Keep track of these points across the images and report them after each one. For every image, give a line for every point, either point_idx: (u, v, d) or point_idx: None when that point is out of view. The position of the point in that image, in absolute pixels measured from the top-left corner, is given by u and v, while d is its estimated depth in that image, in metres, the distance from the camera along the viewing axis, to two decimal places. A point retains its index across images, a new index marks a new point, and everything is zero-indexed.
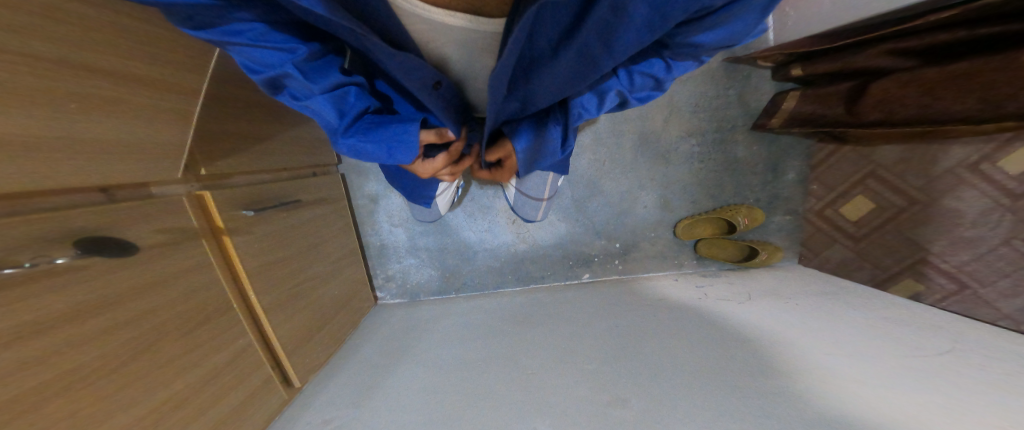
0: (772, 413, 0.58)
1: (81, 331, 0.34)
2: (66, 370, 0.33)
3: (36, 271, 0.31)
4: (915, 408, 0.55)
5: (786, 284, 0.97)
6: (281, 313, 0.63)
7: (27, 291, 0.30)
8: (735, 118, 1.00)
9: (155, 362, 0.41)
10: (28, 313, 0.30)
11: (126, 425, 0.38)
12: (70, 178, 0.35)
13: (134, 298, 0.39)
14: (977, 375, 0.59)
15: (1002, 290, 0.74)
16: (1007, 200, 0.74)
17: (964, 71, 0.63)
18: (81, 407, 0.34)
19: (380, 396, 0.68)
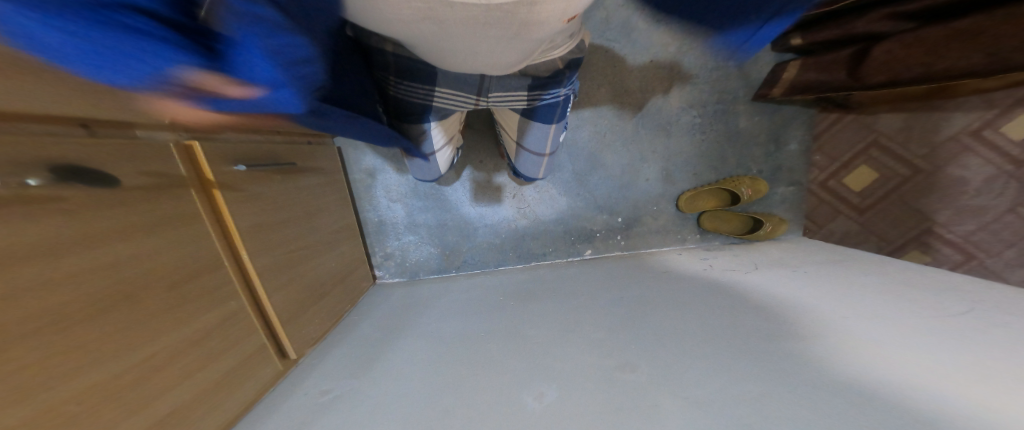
0: (789, 376, 0.56)
1: (62, 270, 0.32)
2: (46, 307, 0.31)
3: (13, 195, 0.28)
4: (939, 366, 0.53)
5: (791, 254, 0.96)
6: (276, 279, 0.61)
7: (10, 213, 0.28)
8: (735, 89, 1.01)
9: (145, 314, 0.39)
10: (12, 238, 0.28)
11: (103, 379, 0.35)
12: (56, 107, 0.33)
13: (115, 242, 0.37)
14: (999, 332, 0.58)
15: (1009, 260, 0.74)
16: (1010, 166, 0.74)
17: (966, 29, 0.59)
18: (56, 353, 0.31)
19: (380, 367, 0.66)
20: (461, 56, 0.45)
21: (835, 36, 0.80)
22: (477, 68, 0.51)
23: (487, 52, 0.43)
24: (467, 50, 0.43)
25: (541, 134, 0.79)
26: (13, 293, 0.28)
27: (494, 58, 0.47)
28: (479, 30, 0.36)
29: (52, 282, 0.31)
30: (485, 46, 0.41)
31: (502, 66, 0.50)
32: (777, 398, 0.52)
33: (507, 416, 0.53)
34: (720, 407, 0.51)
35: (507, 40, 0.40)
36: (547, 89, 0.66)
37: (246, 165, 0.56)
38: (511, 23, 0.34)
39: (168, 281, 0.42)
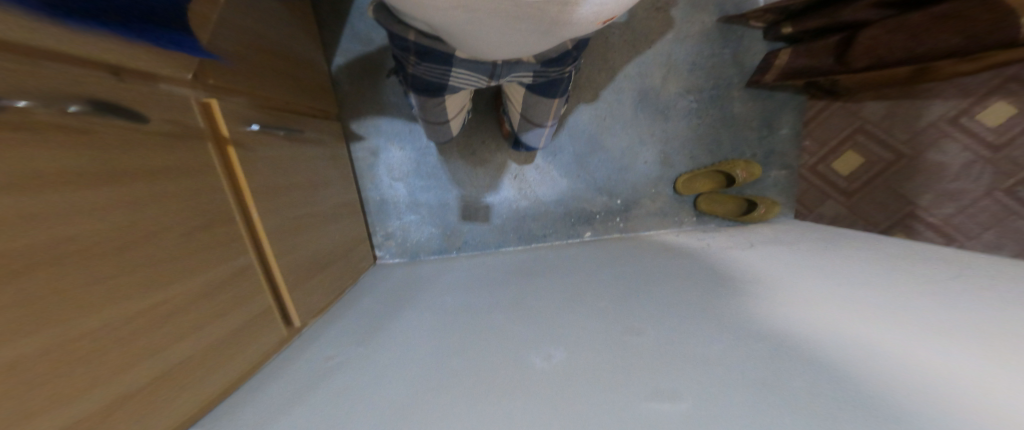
0: (794, 335, 0.56)
1: (100, 197, 0.33)
2: (83, 229, 0.31)
3: (45, 121, 0.28)
4: (939, 324, 0.54)
5: (782, 233, 1.01)
6: (282, 241, 0.61)
7: (39, 136, 0.28)
8: (730, 75, 1.06)
9: (158, 259, 0.38)
10: (45, 161, 0.28)
11: (118, 318, 0.34)
12: (93, 49, 0.34)
13: (135, 182, 0.36)
14: (993, 295, 0.60)
15: (986, 242, 0.77)
16: (987, 152, 0.79)
17: (948, 13, 0.62)
18: (80, 283, 0.31)
19: (384, 336, 0.65)
20: (485, 45, 0.47)
21: (823, 25, 0.85)
22: (499, 55, 0.53)
23: (514, 42, 0.45)
24: (494, 40, 0.44)
25: (546, 107, 0.82)
26: (52, 209, 0.29)
27: (518, 47, 0.48)
28: (511, 21, 0.38)
29: (92, 206, 0.32)
30: (516, 37, 0.43)
31: (523, 53, 0.52)
32: (789, 359, 0.52)
33: (520, 374, 0.52)
34: (728, 368, 0.50)
35: (534, 33, 0.41)
36: (555, 66, 0.67)
37: (259, 126, 0.59)
38: (544, 17, 0.36)
39: (185, 226, 0.42)
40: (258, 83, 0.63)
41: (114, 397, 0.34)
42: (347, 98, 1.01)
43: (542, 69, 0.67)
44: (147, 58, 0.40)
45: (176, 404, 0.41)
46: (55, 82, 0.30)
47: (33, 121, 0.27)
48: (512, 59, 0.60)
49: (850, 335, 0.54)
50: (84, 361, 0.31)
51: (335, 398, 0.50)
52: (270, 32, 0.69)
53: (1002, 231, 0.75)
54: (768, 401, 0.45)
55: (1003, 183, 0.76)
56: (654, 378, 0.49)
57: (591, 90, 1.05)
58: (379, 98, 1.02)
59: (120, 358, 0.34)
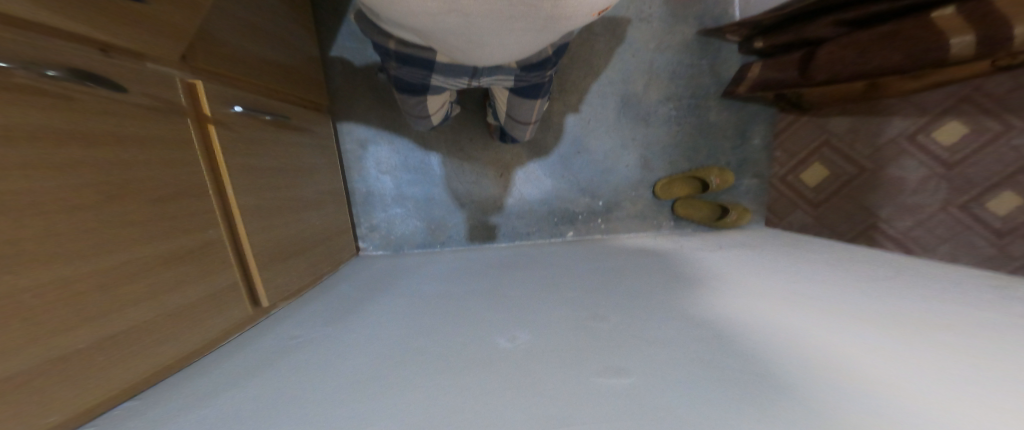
0: (745, 322, 0.59)
1: (70, 157, 0.35)
2: (48, 185, 0.33)
3: (15, 83, 0.31)
4: (876, 317, 0.59)
5: (752, 239, 1.05)
6: (257, 220, 0.63)
7: (8, 94, 0.30)
8: (707, 86, 1.11)
9: (124, 222, 0.40)
10: (13, 118, 0.30)
11: (73, 274, 0.35)
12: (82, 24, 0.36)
13: (105, 150, 0.38)
14: (936, 303, 0.64)
15: (942, 255, 0.83)
16: (942, 169, 0.83)
17: (891, 33, 0.68)
18: (41, 235, 0.32)
19: (356, 318, 0.67)
20: (487, 52, 0.52)
21: (791, 40, 0.90)
22: (502, 61, 0.58)
23: (513, 45, 0.50)
24: (494, 46, 0.49)
25: (530, 107, 0.84)
26: (16, 162, 0.30)
27: (515, 50, 0.53)
28: (506, 25, 0.42)
29: (59, 164, 0.34)
30: (514, 36, 0.47)
31: (522, 54, 0.57)
32: (727, 343, 0.53)
33: (484, 355, 0.53)
34: (676, 348, 0.53)
35: (525, 34, 0.46)
36: (536, 72, 0.69)
37: (243, 107, 0.61)
38: (535, 17, 0.40)
39: (154, 193, 0.44)
40: (250, 69, 0.65)
41: (66, 351, 0.35)
42: (338, 92, 1.03)
43: (523, 74, 0.69)
44: (133, 36, 0.43)
45: (130, 367, 0.42)
46: (33, 47, 0.32)
47: (9, 83, 0.30)
48: (493, 64, 0.62)
49: (804, 328, 0.56)
50: (41, 309, 0.33)
51: (292, 371, 0.51)
52: (266, 24, 0.72)
53: (956, 246, 0.81)
54: (722, 382, 0.46)
55: (958, 199, 0.81)
56: (607, 358, 0.51)
57: (578, 94, 1.09)
58: (370, 92, 1.04)
59: (74, 314, 0.35)
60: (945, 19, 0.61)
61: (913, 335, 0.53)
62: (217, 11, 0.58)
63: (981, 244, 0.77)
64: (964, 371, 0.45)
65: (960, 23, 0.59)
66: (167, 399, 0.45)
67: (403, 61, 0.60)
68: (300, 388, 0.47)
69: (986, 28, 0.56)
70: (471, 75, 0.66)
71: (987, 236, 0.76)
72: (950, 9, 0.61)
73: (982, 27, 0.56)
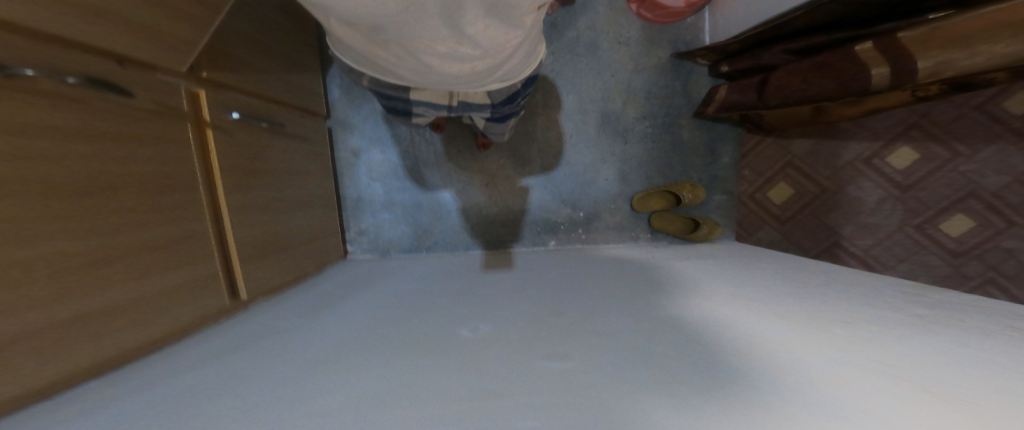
0: (690, 320, 0.63)
1: (77, 150, 0.40)
2: (56, 175, 0.38)
3: (39, 88, 0.36)
4: (813, 313, 0.64)
5: (719, 250, 1.11)
6: (244, 217, 0.68)
7: (31, 96, 0.36)
8: (680, 106, 1.19)
9: (117, 210, 0.45)
10: (34, 117, 0.36)
11: (65, 253, 0.40)
12: (101, 41, 0.42)
13: (107, 145, 0.44)
14: (873, 300, 0.68)
15: (900, 273, 0.87)
16: (897, 191, 0.89)
17: (825, 62, 0.77)
18: (47, 218, 0.37)
19: (331, 310, 0.71)
20: (442, 60, 0.49)
21: (749, 65, 0.99)
22: (464, 77, 0.56)
23: (468, 49, 0.47)
24: (447, 50, 0.46)
25: (502, 127, 0.94)
26: (25, 155, 0.35)
27: (471, 61, 0.51)
28: (455, 17, 0.39)
29: (68, 156, 0.39)
30: (480, 55, 0.50)
31: (481, 70, 0.55)
32: (663, 333, 0.59)
33: (444, 342, 0.58)
34: (618, 336, 0.59)
35: (476, 30, 0.43)
36: (508, 105, 0.80)
37: (241, 114, 0.67)
38: (488, 26, 0.43)
39: (145, 186, 0.49)
40: (251, 79, 0.72)
41: (51, 323, 0.39)
42: (335, 103, 1.10)
43: (497, 109, 0.80)
44: (147, 52, 0.49)
45: (97, 345, 0.45)
46: (56, 57, 0.38)
47: (36, 87, 0.36)
48: (465, 101, 0.74)
49: (737, 320, 0.62)
50: (36, 281, 0.37)
51: (258, 355, 0.55)
52: (272, 41, 0.79)
53: (912, 265, 0.85)
54: (661, 367, 0.50)
55: (913, 220, 0.86)
56: (553, 345, 0.56)
57: (559, 110, 1.17)
58: (364, 103, 1.11)
59: (63, 287, 0.40)
60: (866, 52, 0.70)
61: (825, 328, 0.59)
62: (229, 27, 0.65)
63: (937, 263, 0.81)
64: (859, 359, 0.49)
65: (876, 57, 0.68)
66: (136, 376, 0.48)
67: (388, 95, 0.71)
68: (259, 368, 0.52)
69: (896, 61, 0.66)
70: (450, 108, 0.78)
71: (943, 256, 0.80)
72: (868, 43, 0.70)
73: (893, 61, 0.66)
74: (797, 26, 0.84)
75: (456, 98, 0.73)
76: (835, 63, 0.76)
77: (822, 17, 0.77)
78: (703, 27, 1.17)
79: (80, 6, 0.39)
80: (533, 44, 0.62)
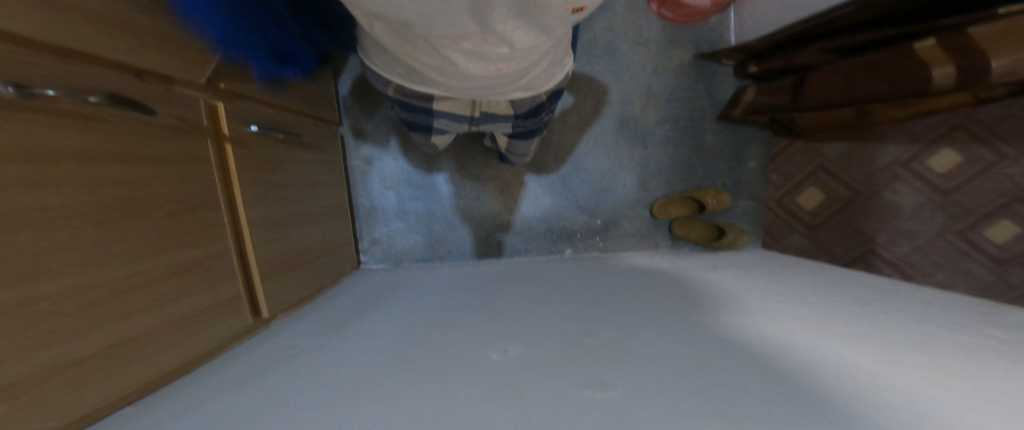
0: (736, 346, 0.59)
1: (103, 173, 0.39)
2: (82, 202, 0.37)
3: (59, 108, 0.34)
4: (856, 336, 0.60)
5: (748, 259, 1.06)
6: (262, 232, 0.65)
7: (49, 118, 0.33)
8: (703, 108, 1.15)
9: (138, 232, 0.43)
10: (53, 140, 0.34)
11: (84, 285, 0.38)
12: (118, 56, 0.40)
13: (128, 165, 0.41)
14: (925, 323, 0.64)
15: (940, 281, 0.81)
16: (938, 196, 0.84)
17: (875, 62, 0.74)
18: (67, 248, 0.35)
19: (353, 327, 0.69)
20: (465, 58, 0.46)
21: (782, 65, 0.95)
22: (486, 80, 0.53)
23: (492, 50, 0.44)
24: (469, 48, 0.43)
25: (526, 145, 0.92)
26: (42, 181, 0.33)
27: (495, 63, 0.48)
28: (484, 13, 0.36)
29: (89, 182, 0.37)
30: (509, 58, 0.47)
31: (505, 74, 0.51)
32: (708, 360, 0.55)
33: (473, 366, 0.55)
34: (660, 361, 0.56)
35: (505, 32, 0.40)
36: (532, 119, 0.78)
37: (259, 127, 0.65)
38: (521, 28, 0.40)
39: (168, 208, 0.47)
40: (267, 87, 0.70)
41: (71, 358, 0.37)
42: (348, 109, 1.08)
43: (520, 122, 0.78)
44: (166, 64, 0.47)
45: (126, 374, 0.43)
46: (77, 74, 0.36)
47: (57, 108, 0.34)
48: (487, 112, 0.73)
49: (790, 345, 0.58)
50: (60, 315, 0.36)
51: (280, 381, 0.53)
52: None
53: (954, 271, 0.79)
54: (704, 400, 0.47)
55: (956, 226, 0.81)
56: (593, 371, 0.53)
57: (577, 114, 1.13)
58: (378, 110, 1.09)
59: (88, 318, 0.38)
60: (927, 50, 0.67)
61: (881, 354, 0.55)
62: None
63: (979, 271, 0.75)
64: (941, 398, 0.45)
65: (937, 55, 0.65)
66: (162, 406, 0.46)
67: (408, 107, 0.70)
68: (285, 393, 0.50)
69: (961, 59, 0.62)
70: (471, 122, 0.77)
71: (985, 263, 0.75)
72: (930, 41, 0.67)
73: (958, 59, 0.62)
74: (842, 24, 0.79)
75: (477, 109, 0.72)
76: (889, 62, 0.72)
77: (868, 15, 0.74)
78: (729, 26, 1.13)
79: (92, 18, 0.37)
80: (560, 54, 0.58)
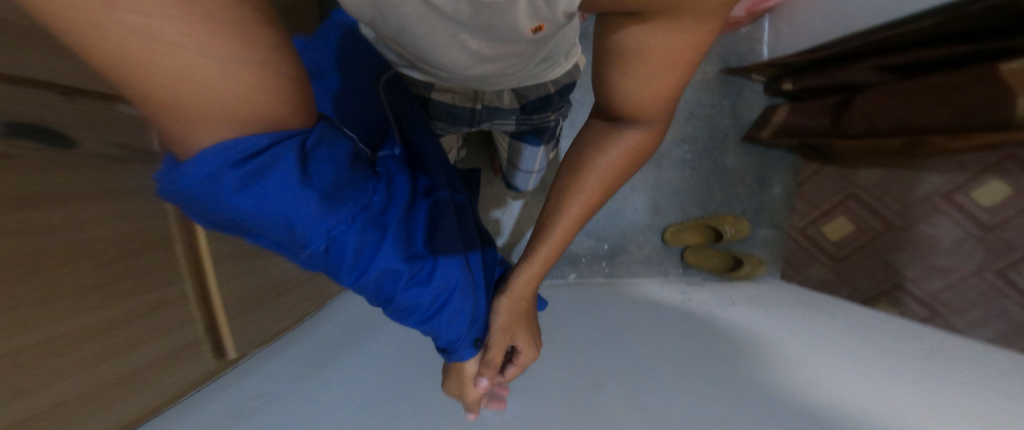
0: (737, 401, 0.61)
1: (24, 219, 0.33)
2: None
3: None
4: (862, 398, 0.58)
5: (766, 293, 0.98)
6: (237, 268, 0.58)
7: None
8: (726, 128, 1.06)
9: (57, 288, 0.36)
10: None
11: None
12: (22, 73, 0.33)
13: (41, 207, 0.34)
14: (957, 381, 0.60)
15: (972, 319, 0.82)
16: (979, 231, 0.83)
17: (942, 84, 0.67)
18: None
19: (336, 367, 0.70)
20: (460, 51, 0.41)
21: (821, 83, 0.87)
22: (476, 72, 0.48)
23: (500, 34, 0.37)
24: (444, 27, 0.36)
25: (533, 155, 0.82)
26: None
27: (492, 55, 0.43)
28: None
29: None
30: (509, 46, 0.41)
31: (500, 64, 0.47)
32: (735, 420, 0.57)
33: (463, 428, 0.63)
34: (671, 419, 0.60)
35: (543, 14, 0.33)
36: (538, 114, 0.69)
37: None
38: (541, 19, 0.34)
39: (104, 256, 0.40)
40: None
41: None
42: None
43: (527, 117, 0.69)
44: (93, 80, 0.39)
45: None
46: None
47: None
48: (491, 105, 0.64)
49: (796, 401, 0.59)
50: None
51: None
52: None
53: (988, 311, 0.80)
54: None
55: (995, 264, 0.81)
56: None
57: None
58: None
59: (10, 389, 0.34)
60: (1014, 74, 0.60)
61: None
62: None
63: (1014, 309, 0.77)
64: None
65: None
66: None
67: None
68: None
69: None
70: (468, 122, 0.67)
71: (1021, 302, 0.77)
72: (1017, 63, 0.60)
73: None
74: (904, 40, 0.72)
75: (481, 102, 0.62)
76: (964, 88, 0.65)
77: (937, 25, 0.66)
78: (761, 37, 1.03)
79: None
80: (565, 46, 0.53)
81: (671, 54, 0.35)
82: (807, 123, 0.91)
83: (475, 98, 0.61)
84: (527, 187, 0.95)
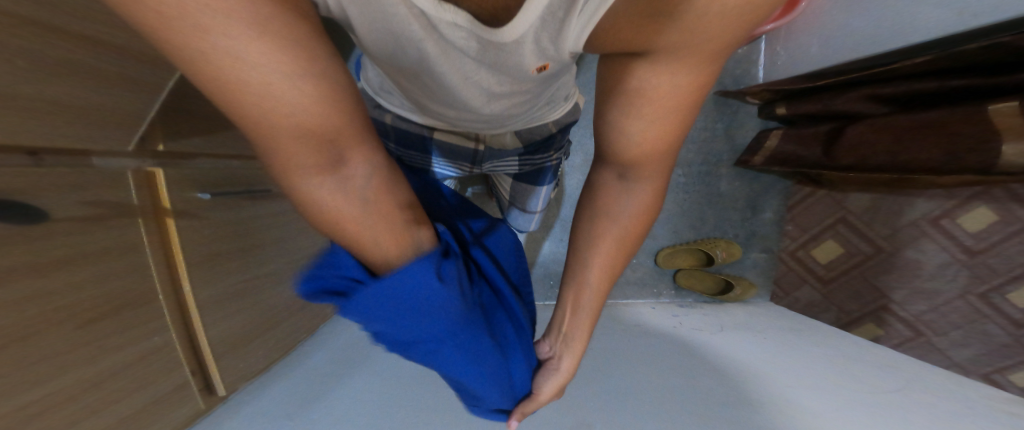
0: None
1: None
2: None
3: None
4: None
5: (755, 318, 1.00)
6: (216, 311, 0.58)
7: None
8: (721, 152, 1.08)
9: (35, 353, 0.36)
10: None
11: None
12: None
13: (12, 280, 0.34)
14: (928, 412, 0.61)
15: (954, 339, 0.79)
16: (964, 255, 0.79)
17: (933, 122, 0.68)
18: None
19: (323, 408, 0.68)
20: (468, 90, 0.41)
21: (815, 110, 0.87)
22: (482, 113, 0.48)
23: (512, 70, 0.35)
24: (456, 62, 0.34)
25: (532, 194, 0.81)
26: None
27: (497, 96, 0.43)
28: (551, 21, 0.27)
29: None
30: (518, 83, 0.40)
31: (507, 104, 0.46)
32: None
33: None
34: None
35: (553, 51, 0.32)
36: (542, 153, 0.68)
37: (211, 192, 0.59)
38: (545, 56, 0.33)
39: (82, 315, 0.40)
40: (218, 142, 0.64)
41: None
42: None
43: (528, 157, 0.68)
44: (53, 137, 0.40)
45: None
46: None
47: None
48: (493, 146, 0.63)
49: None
50: None
51: None
52: None
53: (969, 333, 0.77)
54: None
55: (977, 288, 0.77)
56: None
57: (581, 155, 1.05)
58: None
59: None
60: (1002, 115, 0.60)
61: None
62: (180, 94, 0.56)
63: (997, 332, 0.73)
64: None
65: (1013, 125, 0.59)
66: None
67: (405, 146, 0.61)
68: None
69: None
70: (473, 160, 0.67)
71: (1004, 326, 0.72)
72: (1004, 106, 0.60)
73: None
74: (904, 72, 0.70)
75: (484, 141, 0.62)
76: (952, 124, 0.66)
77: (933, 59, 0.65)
78: (758, 60, 1.03)
79: None
80: (566, 89, 0.54)
81: (674, 98, 0.33)
82: (800, 149, 0.92)
83: (478, 138, 0.60)
84: (528, 228, 0.93)
